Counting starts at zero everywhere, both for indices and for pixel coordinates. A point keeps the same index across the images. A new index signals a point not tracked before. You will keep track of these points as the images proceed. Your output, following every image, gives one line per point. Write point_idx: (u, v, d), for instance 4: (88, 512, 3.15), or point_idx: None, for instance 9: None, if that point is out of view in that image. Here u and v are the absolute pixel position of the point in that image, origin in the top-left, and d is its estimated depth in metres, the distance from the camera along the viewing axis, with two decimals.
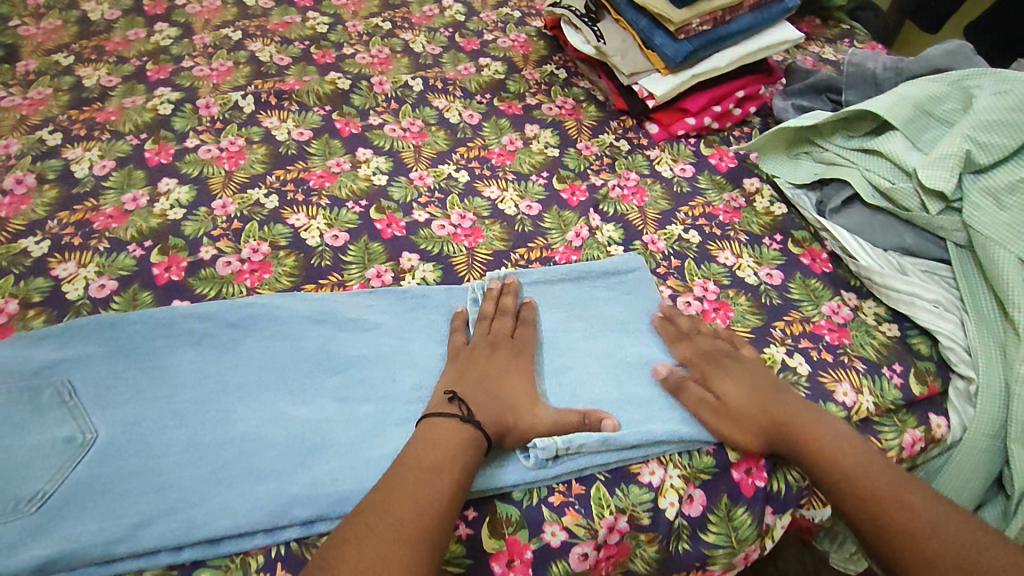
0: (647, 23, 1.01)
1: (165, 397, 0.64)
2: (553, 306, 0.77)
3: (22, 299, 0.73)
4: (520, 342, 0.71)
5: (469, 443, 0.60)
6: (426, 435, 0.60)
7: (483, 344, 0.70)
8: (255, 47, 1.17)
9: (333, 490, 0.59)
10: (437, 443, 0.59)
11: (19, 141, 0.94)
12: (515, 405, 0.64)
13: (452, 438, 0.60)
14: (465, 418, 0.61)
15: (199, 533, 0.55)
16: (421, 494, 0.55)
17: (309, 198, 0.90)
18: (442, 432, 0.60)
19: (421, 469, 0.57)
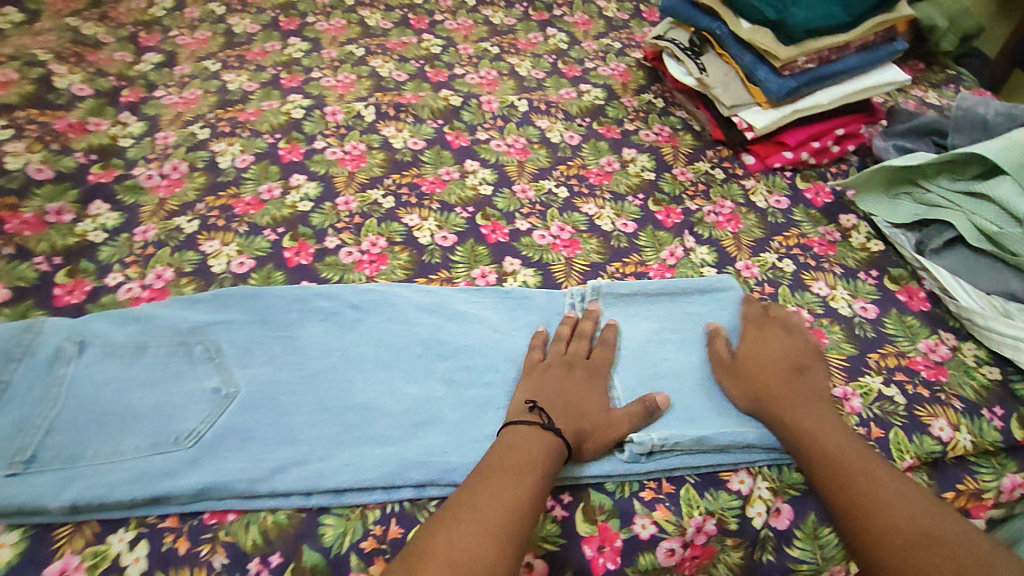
0: (752, 59, 1.04)
1: (295, 363, 0.71)
2: (641, 318, 0.78)
3: (176, 268, 0.83)
4: (596, 363, 0.71)
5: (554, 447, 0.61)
6: (511, 441, 0.61)
7: (560, 361, 0.71)
8: (376, 63, 1.27)
9: (444, 461, 0.64)
10: (520, 445, 0.60)
11: (175, 134, 1.06)
12: (594, 416, 0.66)
13: (537, 441, 0.61)
14: (547, 425, 0.62)
15: (328, 484, 0.61)
16: (509, 490, 0.56)
17: (422, 201, 0.98)
18: (524, 436, 0.61)
19: (509, 469, 0.58)
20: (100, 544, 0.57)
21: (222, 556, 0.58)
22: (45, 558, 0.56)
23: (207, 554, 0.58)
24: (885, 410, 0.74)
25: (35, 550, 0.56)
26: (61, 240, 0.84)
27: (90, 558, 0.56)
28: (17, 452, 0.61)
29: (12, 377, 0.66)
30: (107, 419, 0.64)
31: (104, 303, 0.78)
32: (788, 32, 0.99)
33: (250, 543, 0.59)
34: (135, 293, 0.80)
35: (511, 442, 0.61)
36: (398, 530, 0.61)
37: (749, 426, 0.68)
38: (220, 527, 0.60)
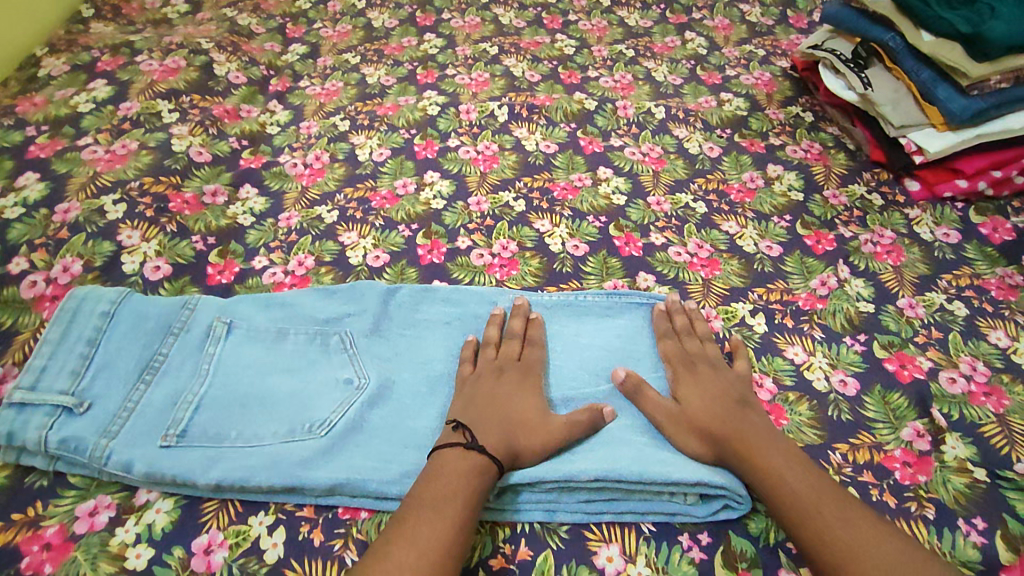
0: (930, 75, 0.94)
1: (420, 364, 0.70)
2: (596, 341, 0.73)
3: (317, 257, 0.85)
4: (527, 363, 0.69)
5: (480, 476, 0.57)
6: (437, 464, 0.58)
7: (489, 369, 0.67)
8: (509, 63, 1.26)
9: (565, 498, 0.60)
10: (444, 481, 0.56)
11: (317, 124, 1.09)
12: (525, 421, 0.62)
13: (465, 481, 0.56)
14: (468, 446, 0.59)
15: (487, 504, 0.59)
16: (440, 526, 0.53)
17: (553, 207, 0.95)
18: (465, 463, 0.58)
19: (442, 502, 0.55)
20: (243, 523, 0.58)
21: (353, 552, 0.57)
22: (193, 531, 0.57)
23: (339, 549, 0.57)
24: None
25: (186, 521, 0.58)
26: (215, 221, 0.88)
27: (232, 536, 0.57)
28: (169, 425, 0.62)
29: (169, 351, 0.68)
30: (249, 400, 0.65)
31: (250, 285, 0.81)
32: (983, 48, 0.87)
33: None
34: (279, 278, 0.83)
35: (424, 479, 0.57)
36: (527, 552, 0.58)
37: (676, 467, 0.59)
38: (352, 523, 0.59)
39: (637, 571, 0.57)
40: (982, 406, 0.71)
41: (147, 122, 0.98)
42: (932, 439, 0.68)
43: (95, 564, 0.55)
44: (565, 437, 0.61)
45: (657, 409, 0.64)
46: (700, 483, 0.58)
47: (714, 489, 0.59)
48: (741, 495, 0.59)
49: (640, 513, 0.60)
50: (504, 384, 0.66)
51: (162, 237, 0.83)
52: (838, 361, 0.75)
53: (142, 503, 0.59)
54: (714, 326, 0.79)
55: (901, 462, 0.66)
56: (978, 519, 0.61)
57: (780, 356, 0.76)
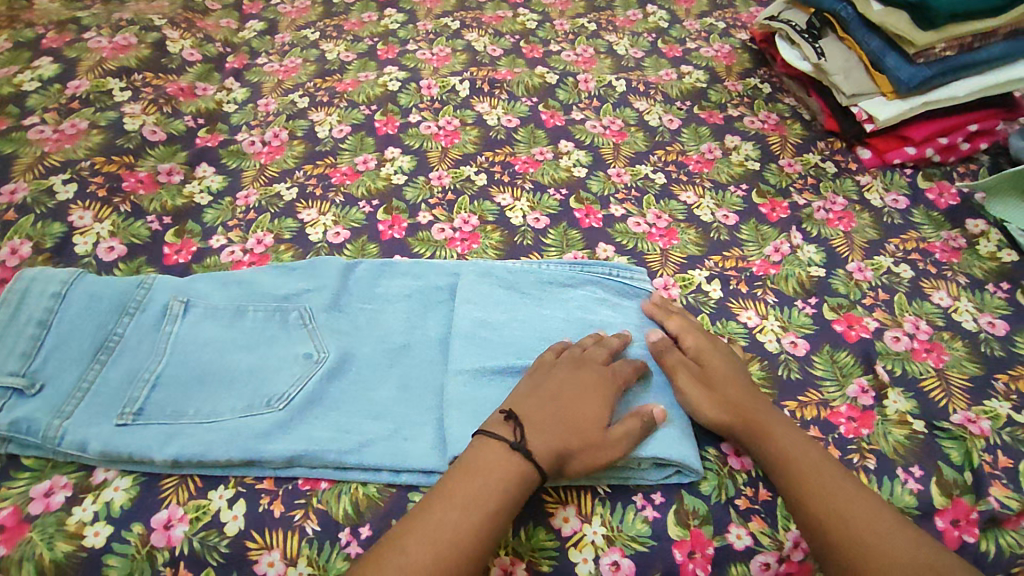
0: (880, 44, 0.96)
1: (379, 336, 0.71)
2: (553, 309, 0.75)
3: (276, 235, 0.85)
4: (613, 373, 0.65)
5: (518, 477, 0.56)
6: (477, 451, 0.57)
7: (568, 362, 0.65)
8: (471, 37, 1.25)
9: None
10: (485, 472, 0.55)
11: (276, 101, 1.07)
12: (580, 429, 0.60)
13: (493, 483, 0.55)
14: (514, 448, 0.57)
15: None
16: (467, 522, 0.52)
17: (514, 180, 0.96)
18: (504, 460, 0.56)
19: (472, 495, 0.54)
20: (203, 498, 0.59)
21: (314, 522, 0.58)
22: (153, 507, 0.58)
23: (300, 519, 0.58)
24: (1016, 437, 0.67)
25: (145, 498, 0.58)
26: (171, 201, 0.87)
27: (192, 511, 0.58)
28: (125, 403, 0.62)
29: (125, 331, 0.67)
30: (207, 377, 0.65)
31: (208, 265, 0.81)
32: (929, 14, 0.90)
33: (340, 512, 0.59)
34: (237, 256, 0.82)
35: (460, 472, 0.56)
36: None
37: (631, 438, 0.61)
38: (313, 493, 0.60)
39: (592, 530, 0.59)
40: (923, 362, 0.74)
41: (97, 101, 0.96)
42: (875, 395, 0.71)
43: (52, 543, 0.55)
44: (615, 455, 0.59)
45: (677, 369, 0.67)
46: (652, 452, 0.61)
47: (665, 459, 0.61)
48: (694, 464, 0.61)
49: (596, 479, 0.62)
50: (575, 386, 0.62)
51: (115, 217, 0.82)
52: (789, 324, 0.78)
53: (100, 482, 0.59)
54: (671, 293, 0.81)
55: (846, 417, 0.69)
56: (915, 468, 0.65)
57: (733, 321, 0.78)
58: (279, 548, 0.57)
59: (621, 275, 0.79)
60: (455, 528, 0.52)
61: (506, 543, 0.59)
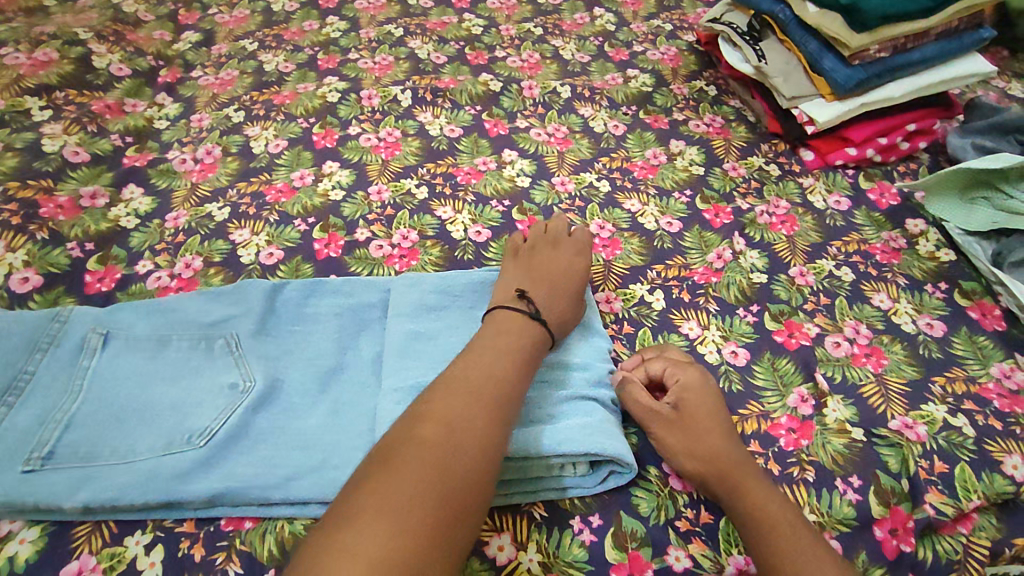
0: (817, 46, 0.97)
1: (310, 360, 0.69)
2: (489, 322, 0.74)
3: (205, 258, 0.82)
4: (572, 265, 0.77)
5: (540, 335, 0.66)
6: (502, 324, 0.66)
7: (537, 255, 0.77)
8: (414, 45, 1.22)
9: None
10: (490, 374, 0.59)
11: (210, 116, 1.03)
12: (572, 305, 0.72)
13: (522, 338, 0.65)
14: (533, 315, 0.67)
15: None
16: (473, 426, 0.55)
17: (456, 193, 0.94)
18: (515, 325, 0.65)
19: (480, 387, 0.58)
20: (117, 545, 0.56)
21: (237, 565, 0.56)
22: (62, 559, 0.55)
23: (222, 563, 0.56)
24: (951, 441, 0.67)
25: (53, 550, 0.56)
26: (94, 225, 0.83)
27: (106, 560, 0.56)
28: (33, 447, 0.58)
29: (36, 369, 0.64)
30: (125, 414, 0.62)
31: (133, 292, 0.77)
32: (860, 18, 0.90)
33: (265, 553, 0.57)
34: (164, 282, 0.79)
35: (451, 370, 0.60)
36: None
37: (566, 439, 0.61)
38: (236, 534, 0.58)
39: (527, 558, 0.58)
40: (862, 367, 0.74)
41: (14, 122, 0.92)
42: (815, 403, 0.70)
43: None
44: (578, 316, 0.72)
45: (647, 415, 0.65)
46: (587, 454, 0.60)
47: (600, 458, 0.61)
48: (628, 463, 0.61)
49: (533, 495, 0.61)
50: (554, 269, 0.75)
51: (31, 246, 0.78)
52: (730, 332, 0.77)
53: (4, 534, 0.56)
54: (613, 306, 0.80)
55: (786, 429, 0.68)
56: (854, 478, 0.64)
57: (675, 333, 0.77)
58: None
59: None
60: (463, 413, 0.55)
61: None
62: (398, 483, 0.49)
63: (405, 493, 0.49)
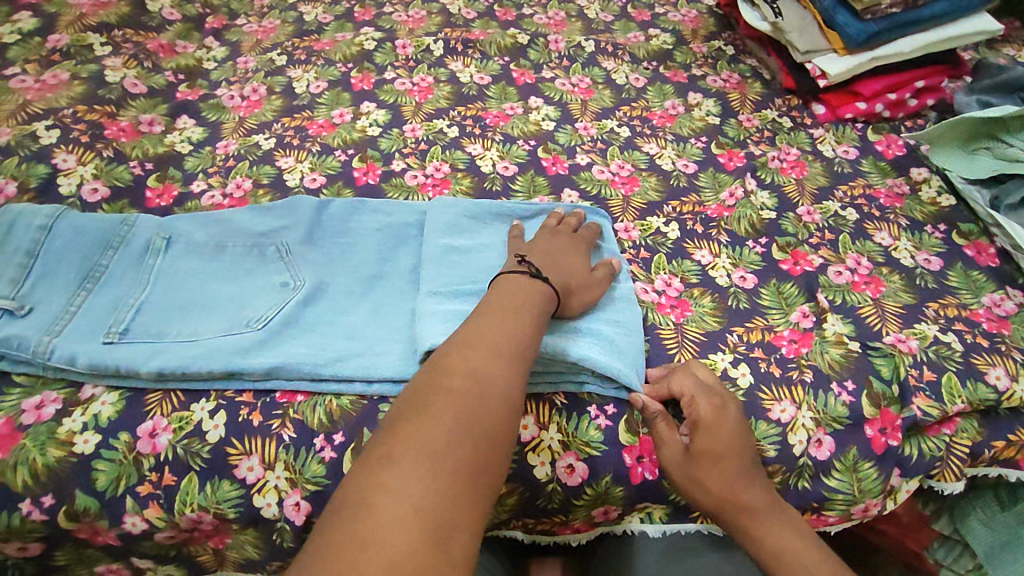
0: (832, 2, 1.02)
1: (351, 267, 0.76)
2: None
3: (254, 180, 0.89)
4: (582, 238, 0.76)
5: (549, 298, 0.64)
6: (512, 282, 0.64)
7: (545, 234, 0.75)
8: (446, 1, 1.28)
9: None
10: (522, 304, 0.61)
11: (255, 59, 1.10)
12: (578, 274, 0.70)
13: (540, 288, 0.64)
14: (536, 276, 0.65)
15: None
16: (512, 346, 0.57)
17: (485, 133, 1.00)
18: (527, 284, 0.64)
19: (519, 314, 0.60)
20: (185, 410, 0.64)
21: (290, 431, 0.64)
22: (138, 418, 0.63)
23: (277, 428, 0.64)
24: (940, 354, 0.73)
25: (130, 410, 0.64)
26: (153, 148, 0.90)
27: (175, 421, 0.63)
28: (112, 324, 0.66)
29: (110, 262, 0.72)
30: (189, 302, 0.70)
31: (190, 208, 0.85)
32: None
33: (315, 421, 0.65)
34: (217, 200, 0.86)
35: (472, 324, 0.59)
36: None
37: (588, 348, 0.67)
38: (289, 405, 0.66)
39: (549, 437, 0.65)
40: (861, 293, 0.79)
41: (78, 54, 0.99)
42: (816, 319, 0.76)
43: (45, 450, 0.61)
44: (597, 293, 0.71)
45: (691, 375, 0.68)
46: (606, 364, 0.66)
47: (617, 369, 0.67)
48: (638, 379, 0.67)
49: (554, 386, 0.67)
50: (563, 247, 0.73)
51: (99, 161, 0.86)
52: (739, 260, 0.83)
53: (88, 397, 0.64)
54: (630, 235, 0.85)
55: (787, 339, 0.74)
56: (848, 382, 0.70)
57: (687, 259, 0.83)
58: (258, 454, 0.63)
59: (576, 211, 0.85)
60: (486, 363, 0.55)
61: None
62: (446, 401, 0.51)
63: (454, 408, 0.51)
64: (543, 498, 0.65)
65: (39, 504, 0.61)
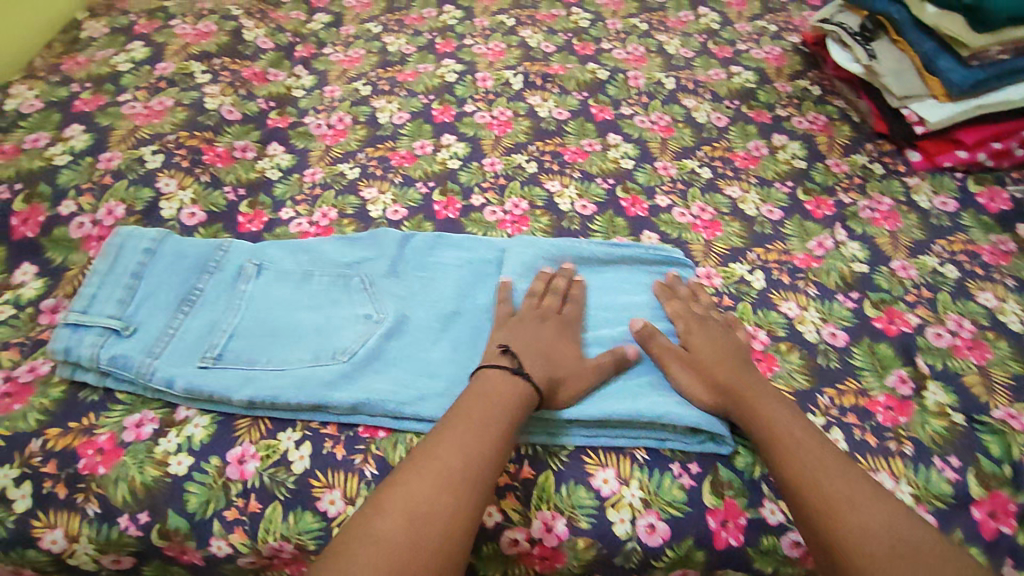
0: (933, 46, 0.98)
1: (432, 303, 0.76)
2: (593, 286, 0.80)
3: (339, 210, 0.91)
4: (567, 317, 0.73)
5: (526, 397, 0.62)
6: (486, 382, 0.63)
7: (534, 314, 0.71)
8: (525, 34, 1.29)
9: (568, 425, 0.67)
10: (478, 420, 0.59)
11: (341, 89, 1.13)
12: (569, 363, 0.67)
13: (508, 388, 0.63)
14: (516, 372, 0.64)
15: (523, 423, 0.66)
16: (457, 475, 0.55)
17: (564, 169, 0.99)
18: (495, 384, 0.63)
19: (475, 435, 0.58)
20: (273, 438, 0.66)
21: (372, 467, 0.64)
22: (229, 444, 0.65)
23: (360, 463, 0.65)
24: None
25: (221, 435, 0.66)
26: (245, 174, 0.94)
27: (263, 449, 0.65)
28: (207, 348, 0.69)
29: (205, 287, 0.74)
30: (278, 330, 0.71)
31: (279, 234, 0.87)
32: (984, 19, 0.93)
33: (396, 459, 0.65)
34: (304, 227, 0.88)
35: (421, 446, 0.58)
36: (530, 472, 0.65)
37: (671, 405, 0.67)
38: (371, 441, 0.66)
39: (630, 493, 0.64)
40: (965, 359, 0.75)
41: (181, 82, 1.04)
42: (915, 386, 0.72)
43: (142, 468, 0.64)
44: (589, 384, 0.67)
45: (667, 355, 0.70)
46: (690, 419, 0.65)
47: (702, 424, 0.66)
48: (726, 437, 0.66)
49: (633, 441, 0.66)
50: (532, 326, 0.70)
51: (196, 186, 0.90)
52: (829, 315, 0.80)
53: (182, 419, 0.67)
54: (713, 282, 0.83)
55: (884, 406, 0.70)
56: (952, 458, 0.66)
57: (774, 311, 0.80)
58: (340, 488, 0.63)
59: (656, 256, 0.83)
60: (428, 500, 0.53)
61: (549, 498, 0.63)
62: (373, 549, 0.50)
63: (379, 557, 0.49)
64: (621, 556, 0.63)
65: (135, 521, 0.62)
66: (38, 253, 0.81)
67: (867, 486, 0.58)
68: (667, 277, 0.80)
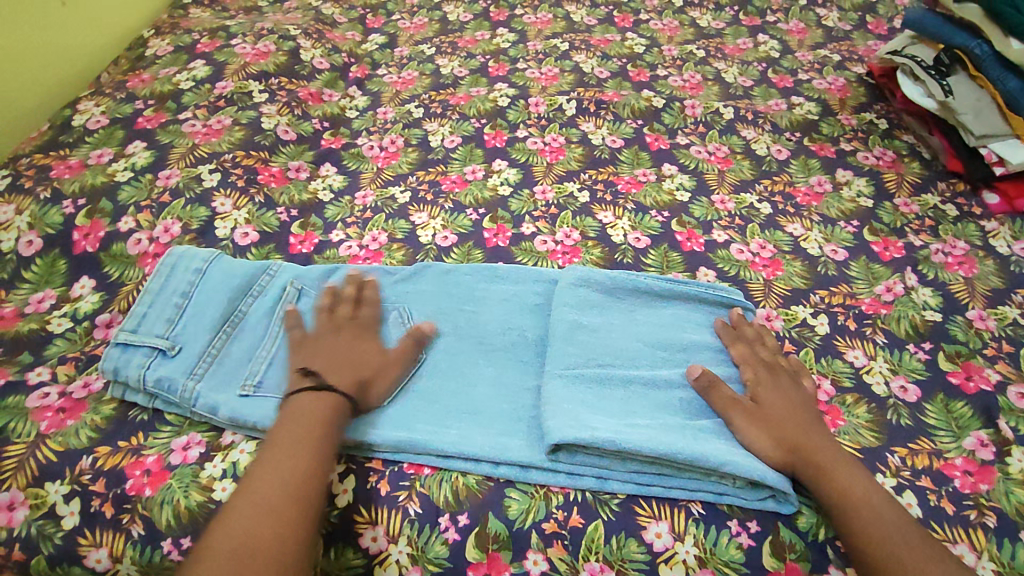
0: (1017, 85, 0.94)
1: (480, 336, 0.75)
2: (647, 324, 0.76)
3: (389, 234, 0.90)
4: (363, 320, 0.73)
5: (328, 406, 0.64)
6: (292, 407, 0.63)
7: (341, 327, 0.71)
8: (579, 58, 1.27)
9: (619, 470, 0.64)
10: (281, 437, 0.61)
11: (394, 110, 1.13)
12: (370, 362, 0.69)
13: (318, 404, 0.63)
14: (317, 387, 0.64)
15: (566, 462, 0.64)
16: (276, 501, 0.56)
17: (617, 200, 0.97)
18: (306, 407, 0.63)
19: (290, 455, 0.59)
20: None
21: (416, 505, 0.63)
22: None
23: (404, 500, 0.63)
24: None
25: None
26: (298, 195, 0.95)
27: None
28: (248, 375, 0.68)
29: (252, 310, 0.75)
30: None
31: (328, 256, 0.87)
32: None
33: (441, 498, 0.63)
34: (354, 251, 0.88)
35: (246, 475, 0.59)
36: (579, 519, 0.62)
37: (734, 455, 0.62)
38: (416, 477, 0.65)
39: (684, 549, 0.60)
40: None
41: (239, 101, 1.06)
42: (996, 450, 0.67)
43: (187, 493, 0.63)
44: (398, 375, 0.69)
45: (730, 406, 0.66)
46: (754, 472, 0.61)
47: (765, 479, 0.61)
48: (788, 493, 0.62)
49: (689, 493, 0.63)
50: (344, 341, 0.70)
51: (251, 206, 0.90)
52: (899, 366, 0.75)
53: (227, 443, 0.66)
54: (774, 325, 0.79)
55: (961, 471, 0.65)
56: None
57: (839, 359, 0.76)
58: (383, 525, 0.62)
59: (717, 294, 0.79)
60: (257, 530, 0.54)
61: (597, 549, 0.60)
62: None
63: None
64: None
65: (178, 546, 0.61)
66: (97, 268, 0.82)
67: (867, 490, 0.60)
68: (732, 316, 0.77)
